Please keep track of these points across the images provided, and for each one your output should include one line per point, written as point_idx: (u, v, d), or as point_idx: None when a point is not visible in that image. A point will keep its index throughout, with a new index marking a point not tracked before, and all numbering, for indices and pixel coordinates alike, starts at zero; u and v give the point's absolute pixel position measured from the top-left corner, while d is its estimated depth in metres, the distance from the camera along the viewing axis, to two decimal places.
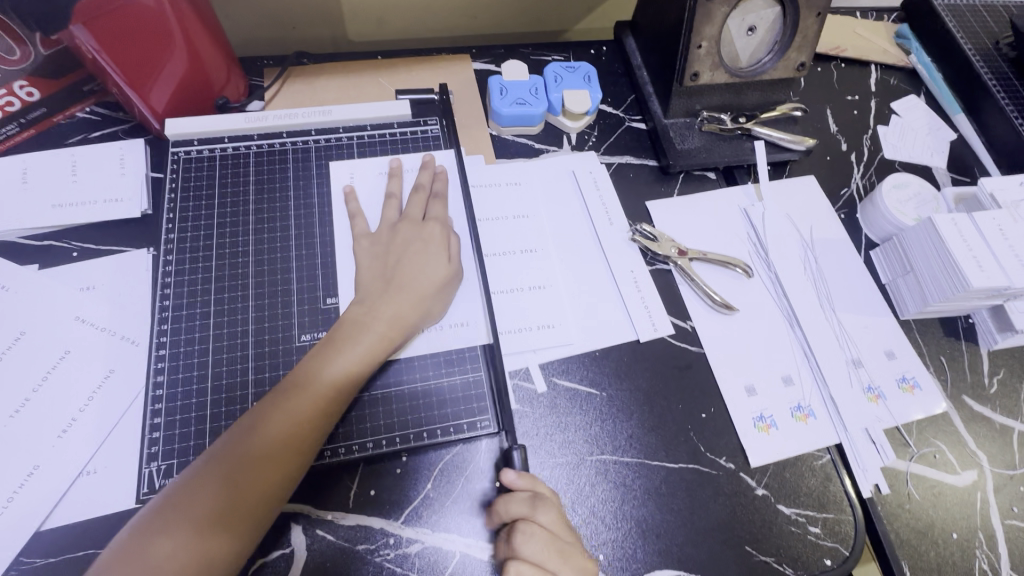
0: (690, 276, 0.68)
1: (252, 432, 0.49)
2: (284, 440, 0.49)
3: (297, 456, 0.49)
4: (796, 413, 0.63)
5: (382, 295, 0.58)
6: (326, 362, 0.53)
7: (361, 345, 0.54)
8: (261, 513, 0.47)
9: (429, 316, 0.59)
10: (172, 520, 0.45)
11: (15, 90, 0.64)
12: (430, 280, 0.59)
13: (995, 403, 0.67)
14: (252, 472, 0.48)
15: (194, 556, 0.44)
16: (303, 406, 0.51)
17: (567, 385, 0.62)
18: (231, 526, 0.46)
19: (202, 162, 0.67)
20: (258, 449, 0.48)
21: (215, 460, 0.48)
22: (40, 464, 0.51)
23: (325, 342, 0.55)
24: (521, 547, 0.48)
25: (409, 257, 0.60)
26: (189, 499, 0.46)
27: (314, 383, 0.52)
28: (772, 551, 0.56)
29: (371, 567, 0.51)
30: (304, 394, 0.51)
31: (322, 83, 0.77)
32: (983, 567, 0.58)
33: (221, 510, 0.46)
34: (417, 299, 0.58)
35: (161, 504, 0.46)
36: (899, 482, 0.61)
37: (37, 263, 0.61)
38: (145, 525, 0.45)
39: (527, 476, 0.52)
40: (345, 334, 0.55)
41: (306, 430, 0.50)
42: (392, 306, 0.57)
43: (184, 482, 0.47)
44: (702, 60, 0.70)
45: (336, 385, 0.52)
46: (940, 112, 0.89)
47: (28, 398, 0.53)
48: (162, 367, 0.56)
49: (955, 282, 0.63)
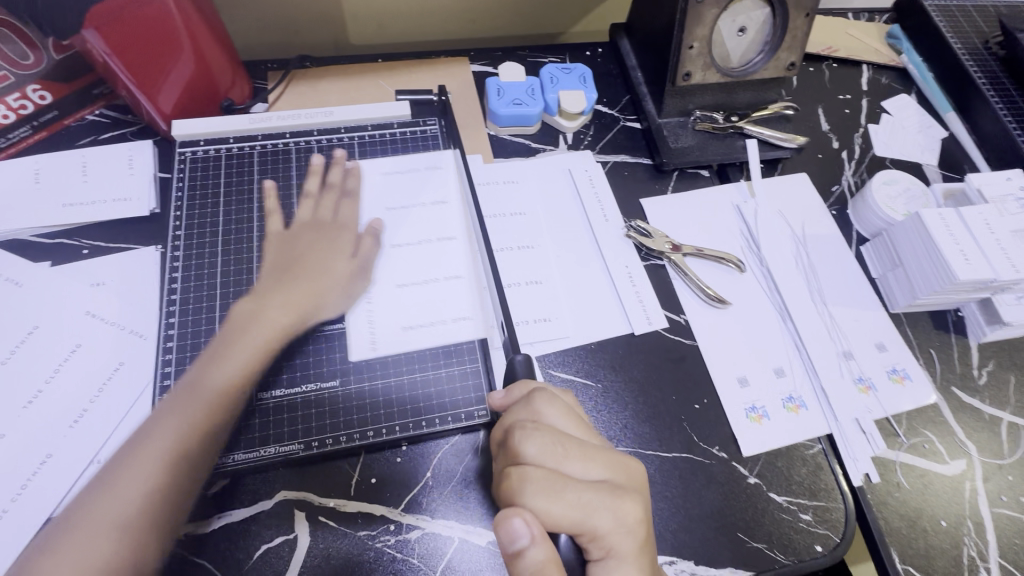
0: (683, 270, 0.70)
1: (146, 432, 0.52)
2: (166, 439, 0.51)
3: (198, 453, 0.52)
4: (787, 403, 0.64)
5: (260, 297, 0.60)
6: (218, 364, 0.56)
7: (240, 348, 0.57)
8: (165, 510, 0.49)
9: (330, 308, 0.61)
10: (82, 517, 0.48)
11: (29, 93, 0.66)
12: (334, 274, 0.62)
13: (984, 394, 0.68)
14: (155, 470, 0.50)
15: (102, 551, 0.46)
16: (194, 412, 0.53)
17: (564, 377, 0.63)
18: (140, 524, 0.48)
19: (207, 162, 0.69)
20: (172, 455, 0.51)
21: (122, 460, 0.51)
22: (54, 453, 0.53)
23: (216, 347, 0.57)
24: (522, 448, 0.44)
25: (309, 253, 0.63)
26: (97, 497, 0.49)
27: (199, 388, 0.54)
28: (763, 537, 0.57)
29: (373, 552, 0.53)
30: (195, 395, 0.54)
31: (324, 85, 0.79)
32: (972, 554, 0.59)
33: (126, 506, 0.48)
34: (314, 287, 0.61)
35: (81, 506, 0.49)
36: (888, 470, 0.62)
37: (50, 260, 0.63)
38: (61, 527, 0.48)
39: (520, 386, 0.51)
40: (231, 338, 0.58)
41: (195, 428, 0.52)
42: (281, 304, 0.59)
43: (100, 484, 0.50)
44: (694, 61, 0.72)
45: (219, 389, 0.55)
46: (932, 111, 0.91)
47: (41, 389, 0.55)
48: (170, 360, 0.58)
49: (942, 275, 0.64)
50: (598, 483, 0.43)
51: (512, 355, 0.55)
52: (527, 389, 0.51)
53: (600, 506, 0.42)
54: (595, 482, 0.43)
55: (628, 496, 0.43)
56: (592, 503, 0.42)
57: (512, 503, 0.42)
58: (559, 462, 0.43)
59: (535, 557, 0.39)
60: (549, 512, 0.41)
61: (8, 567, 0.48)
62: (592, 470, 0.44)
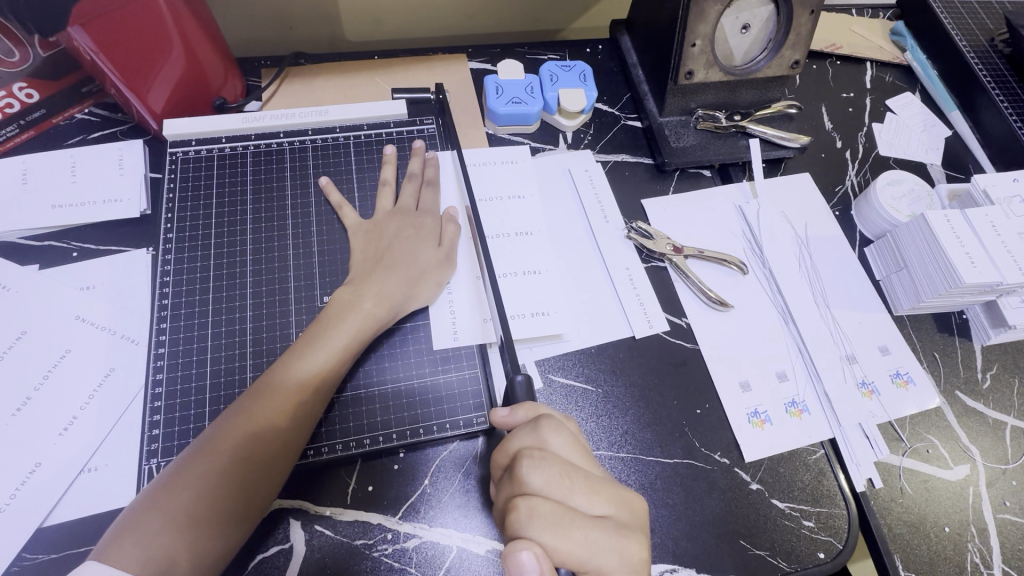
0: (685, 273, 0.68)
1: (236, 421, 0.50)
2: (259, 432, 0.49)
3: (284, 445, 0.50)
4: (790, 408, 0.63)
5: (353, 293, 0.57)
6: (308, 355, 0.53)
7: (334, 342, 0.54)
8: (244, 505, 0.48)
9: (416, 300, 0.60)
10: (163, 506, 0.45)
11: (15, 92, 0.65)
12: (421, 264, 0.61)
13: (988, 398, 0.67)
14: (238, 461, 0.48)
15: (179, 543, 0.44)
16: (282, 404, 0.51)
17: (564, 382, 0.62)
18: (214, 516, 0.46)
19: (200, 162, 0.67)
20: (256, 445, 0.49)
21: (207, 447, 0.49)
22: (42, 461, 0.51)
23: (305, 336, 0.55)
24: (529, 478, 0.43)
25: (398, 242, 0.62)
26: (182, 485, 0.46)
27: (290, 378, 0.52)
28: (765, 544, 0.57)
29: (369, 562, 0.52)
30: (283, 385, 0.51)
31: (319, 83, 0.78)
32: (975, 561, 0.58)
33: (210, 499, 0.46)
34: (405, 280, 0.59)
35: (156, 489, 0.47)
36: (891, 476, 0.61)
37: (38, 263, 0.61)
38: (139, 508, 0.46)
39: (525, 408, 0.49)
40: (322, 329, 0.55)
41: (286, 423, 0.50)
42: (374, 299, 0.57)
43: (181, 467, 0.48)
44: (696, 59, 0.70)
45: (310, 383, 0.52)
46: (936, 109, 0.90)
47: (29, 396, 0.54)
48: (161, 366, 0.56)
49: (947, 279, 0.64)
50: (603, 518, 0.43)
51: (513, 374, 0.51)
52: (534, 412, 0.49)
53: (606, 544, 0.41)
54: (598, 517, 0.43)
55: (632, 535, 0.43)
56: (598, 541, 0.41)
57: (515, 536, 0.41)
58: (566, 496, 0.43)
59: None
60: (556, 547, 0.40)
61: None
62: (596, 504, 0.43)
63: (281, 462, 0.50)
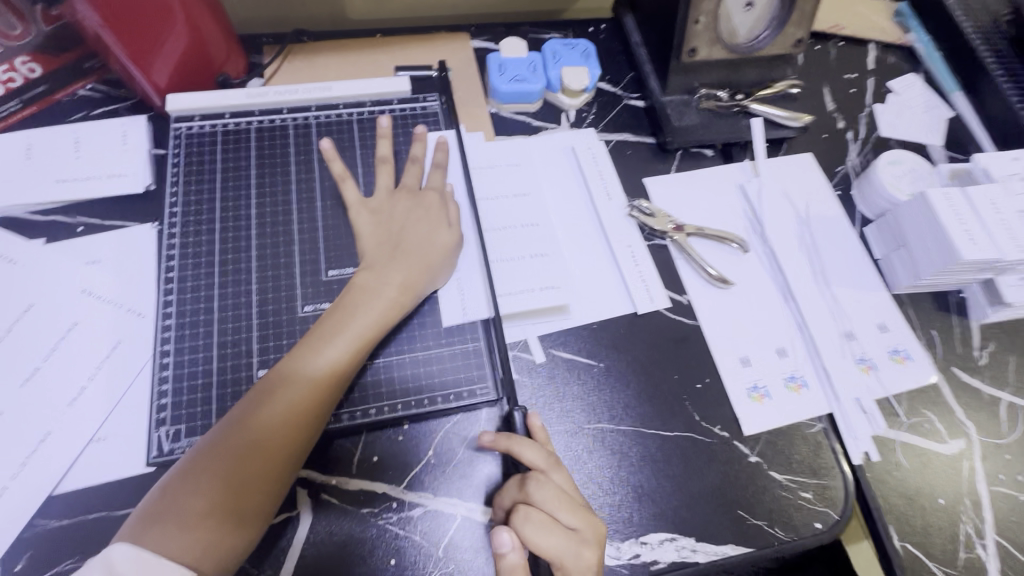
0: (686, 251, 0.69)
1: (265, 403, 0.50)
2: (289, 414, 0.50)
3: (319, 420, 0.51)
4: (789, 383, 0.64)
5: (372, 275, 0.58)
6: (336, 333, 0.54)
7: (356, 325, 0.54)
8: (276, 484, 0.48)
9: (437, 280, 0.61)
10: (201, 486, 0.47)
11: (17, 66, 0.66)
12: (425, 239, 0.61)
13: (984, 374, 0.68)
14: (269, 442, 0.49)
15: (227, 515, 0.46)
16: (313, 380, 0.51)
17: (566, 356, 0.63)
18: (260, 486, 0.48)
19: (204, 137, 0.67)
20: (293, 420, 0.50)
21: (238, 430, 0.49)
22: (52, 430, 0.52)
23: (330, 316, 0.55)
24: (534, 493, 0.50)
25: (405, 222, 0.62)
26: (218, 467, 0.47)
27: (319, 356, 0.52)
28: (763, 514, 0.58)
29: (375, 529, 0.53)
30: (309, 369, 0.52)
31: (322, 61, 0.77)
32: (968, 533, 0.60)
33: (247, 479, 0.47)
34: (413, 258, 0.59)
35: (199, 464, 0.48)
36: (888, 449, 0.62)
37: (44, 237, 0.62)
38: (184, 481, 0.47)
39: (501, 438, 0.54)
40: (347, 310, 0.55)
41: (315, 406, 0.51)
42: (388, 280, 0.58)
43: (222, 442, 0.49)
44: (699, 36, 0.70)
45: (337, 360, 0.53)
46: (938, 91, 0.90)
47: (38, 366, 0.55)
48: (169, 338, 0.57)
49: (946, 255, 0.64)
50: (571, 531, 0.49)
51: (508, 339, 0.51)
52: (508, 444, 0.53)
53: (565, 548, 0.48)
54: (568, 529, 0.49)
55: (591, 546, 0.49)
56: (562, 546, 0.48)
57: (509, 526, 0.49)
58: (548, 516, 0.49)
59: (510, 564, 0.47)
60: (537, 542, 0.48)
61: (11, 544, 0.48)
62: (573, 519, 0.49)
63: (311, 441, 0.51)
